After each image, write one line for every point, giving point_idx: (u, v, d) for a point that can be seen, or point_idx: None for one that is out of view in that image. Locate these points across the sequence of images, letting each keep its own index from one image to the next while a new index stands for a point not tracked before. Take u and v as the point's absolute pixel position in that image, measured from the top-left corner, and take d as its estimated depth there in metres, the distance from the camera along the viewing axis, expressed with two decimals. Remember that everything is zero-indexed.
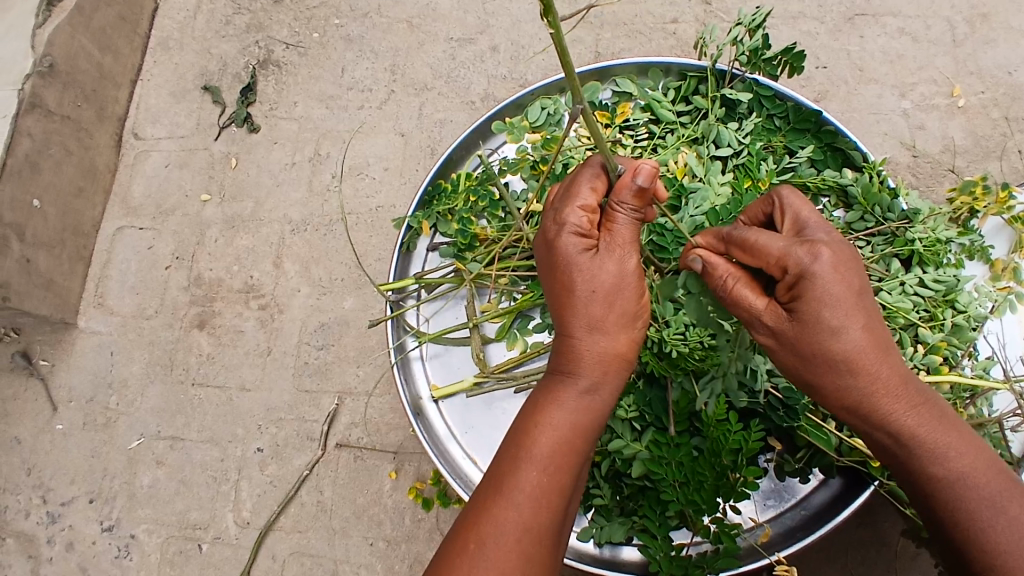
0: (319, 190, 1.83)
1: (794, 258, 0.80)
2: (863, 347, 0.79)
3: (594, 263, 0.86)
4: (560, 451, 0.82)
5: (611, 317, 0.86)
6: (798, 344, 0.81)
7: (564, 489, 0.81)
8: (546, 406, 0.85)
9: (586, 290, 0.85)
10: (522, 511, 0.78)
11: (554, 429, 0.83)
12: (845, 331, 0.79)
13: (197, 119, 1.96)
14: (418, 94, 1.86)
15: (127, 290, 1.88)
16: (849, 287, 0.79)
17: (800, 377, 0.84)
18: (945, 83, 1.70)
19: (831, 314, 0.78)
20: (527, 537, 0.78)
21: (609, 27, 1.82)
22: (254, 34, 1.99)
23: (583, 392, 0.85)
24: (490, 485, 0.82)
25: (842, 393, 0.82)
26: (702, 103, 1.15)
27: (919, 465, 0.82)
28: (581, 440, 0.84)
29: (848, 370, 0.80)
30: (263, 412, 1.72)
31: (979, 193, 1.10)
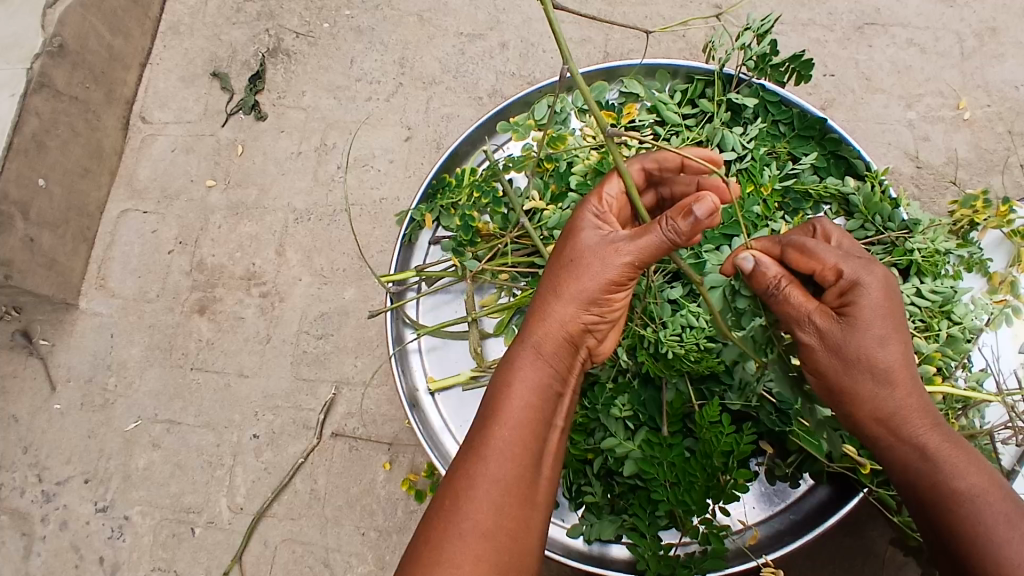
0: (323, 180, 1.84)
1: (849, 267, 0.86)
2: (898, 359, 0.84)
3: (593, 242, 0.89)
4: (527, 410, 0.82)
5: (584, 293, 0.87)
6: (840, 343, 0.85)
7: (532, 442, 0.81)
8: (509, 369, 0.85)
9: (573, 259, 0.89)
10: (492, 465, 0.78)
11: (517, 390, 0.83)
12: (888, 340, 0.84)
13: (205, 105, 1.97)
14: (426, 88, 1.86)
15: (129, 273, 1.89)
16: (893, 306, 0.86)
17: (836, 380, 0.87)
18: (952, 96, 1.70)
19: (877, 321, 0.84)
20: (498, 491, 0.78)
21: (619, 28, 1.83)
22: (264, 22, 2.00)
23: (539, 353, 0.86)
24: (462, 451, 0.82)
25: (879, 396, 0.85)
26: (708, 106, 1.16)
27: (939, 480, 0.82)
28: (545, 403, 0.84)
29: (887, 373, 0.84)
30: (260, 399, 1.73)
31: (979, 207, 1.11)
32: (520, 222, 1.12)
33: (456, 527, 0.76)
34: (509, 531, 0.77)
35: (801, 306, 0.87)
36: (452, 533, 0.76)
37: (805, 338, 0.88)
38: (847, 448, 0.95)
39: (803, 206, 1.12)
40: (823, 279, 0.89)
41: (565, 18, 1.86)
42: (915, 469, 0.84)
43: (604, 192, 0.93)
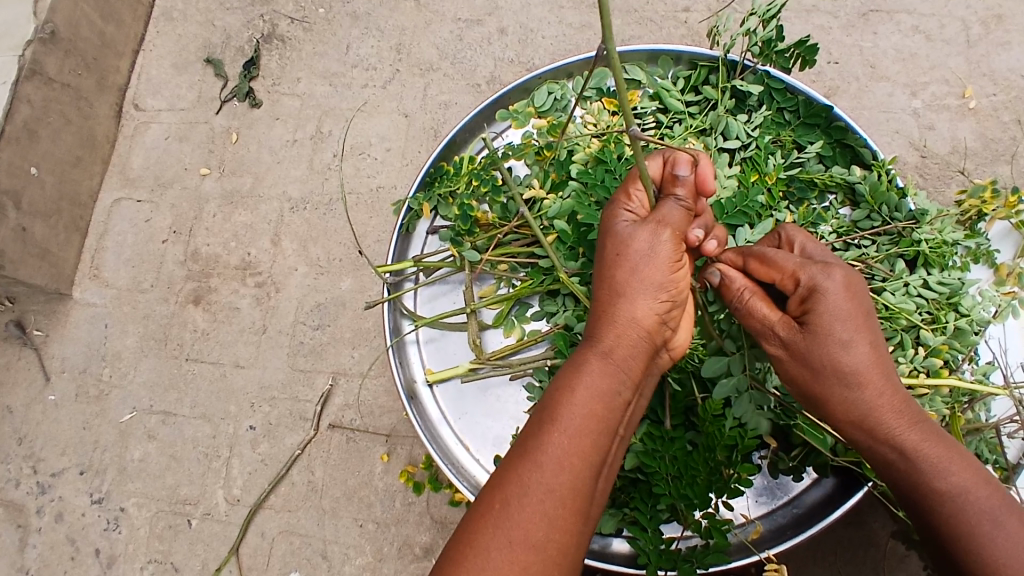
0: (320, 168, 1.81)
1: (806, 272, 0.86)
2: (870, 362, 0.83)
3: (637, 228, 0.84)
4: (587, 417, 0.76)
5: (649, 283, 0.83)
6: (806, 354, 0.86)
7: (590, 453, 0.75)
8: (573, 373, 0.80)
9: (623, 254, 0.84)
10: (547, 473, 0.72)
11: (578, 393, 0.78)
12: (851, 346, 0.83)
13: (199, 92, 1.94)
14: (423, 74, 1.83)
15: (123, 263, 1.86)
16: (858, 309, 0.84)
17: (810, 392, 0.87)
18: (957, 84, 1.68)
19: (841, 327, 0.83)
20: (552, 501, 0.72)
21: (619, 14, 1.80)
22: (258, 7, 1.96)
23: (603, 357, 0.81)
24: (510, 455, 0.76)
25: (849, 404, 0.84)
26: (711, 93, 1.13)
27: (918, 482, 0.81)
28: (606, 411, 0.78)
29: (855, 382, 0.83)
30: (256, 390, 1.71)
31: (987, 197, 1.10)
32: (519, 212, 1.10)
33: (503, 534, 0.70)
34: (560, 547, 0.71)
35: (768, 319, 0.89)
36: (498, 541, 0.70)
37: (773, 350, 0.89)
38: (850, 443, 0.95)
39: (808, 195, 1.11)
40: (786, 286, 0.89)
41: (565, 4, 1.82)
42: (895, 473, 0.83)
43: (632, 187, 0.88)
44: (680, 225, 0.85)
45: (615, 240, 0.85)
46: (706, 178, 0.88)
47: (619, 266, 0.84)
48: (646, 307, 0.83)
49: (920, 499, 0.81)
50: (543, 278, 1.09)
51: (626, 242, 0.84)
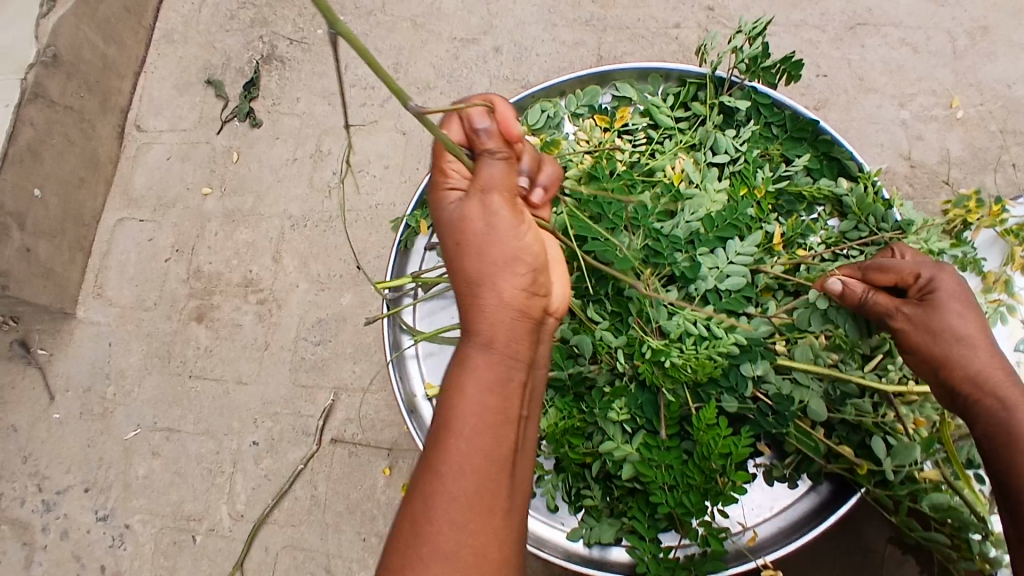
0: (320, 186, 1.84)
1: (926, 268, 0.95)
2: (976, 333, 0.92)
3: (466, 204, 0.82)
4: (470, 412, 0.74)
5: (500, 257, 0.80)
6: (926, 325, 0.92)
7: (487, 447, 0.73)
8: (454, 372, 0.77)
9: (460, 232, 0.82)
10: (451, 483, 0.71)
11: (459, 393, 0.75)
12: (958, 326, 0.91)
13: (200, 112, 1.97)
14: (420, 93, 1.86)
15: (126, 281, 1.89)
16: (966, 297, 0.94)
17: (926, 361, 0.92)
18: (944, 95, 1.71)
19: (955, 304, 0.92)
20: (454, 509, 0.70)
21: (612, 31, 1.83)
22: (258, 29, 2.00)
23: (480, 344, 0.78)
24: (418, 473, 0.75)
25: (966, 363, 0.90)
26: (700, 109, 1.16)
27: (1012, 439, 0.85)
28: (495, 397, 0.76)
29: (970, 345, 0.91)
30: (259, 406, 1.73)
31: (972, 207, 1.12)
32: None
33: (419, 556, 0.69)
34: (475, 551, 0.70)
35: (888, 301, 0.94)
36: (415, 565, 0.69)
37: (895, 325, 0.94)
38: (841, 448, 0.96)
39: (797, 207, 1.13)
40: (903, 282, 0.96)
41: (558, 22, 1.86)
42: (988, 435, 0.88)
43: (444, 162, 0.85)
44: (500, 184, 0.82)
45: (457, 221, 0.83)
46: (509, 122, 0.86)
47: (471, 248, 0.81)
48: (510, 279, 0.80)
49: (1015, 454, 0.85)
50: None
51: (464, 223, 0.82)
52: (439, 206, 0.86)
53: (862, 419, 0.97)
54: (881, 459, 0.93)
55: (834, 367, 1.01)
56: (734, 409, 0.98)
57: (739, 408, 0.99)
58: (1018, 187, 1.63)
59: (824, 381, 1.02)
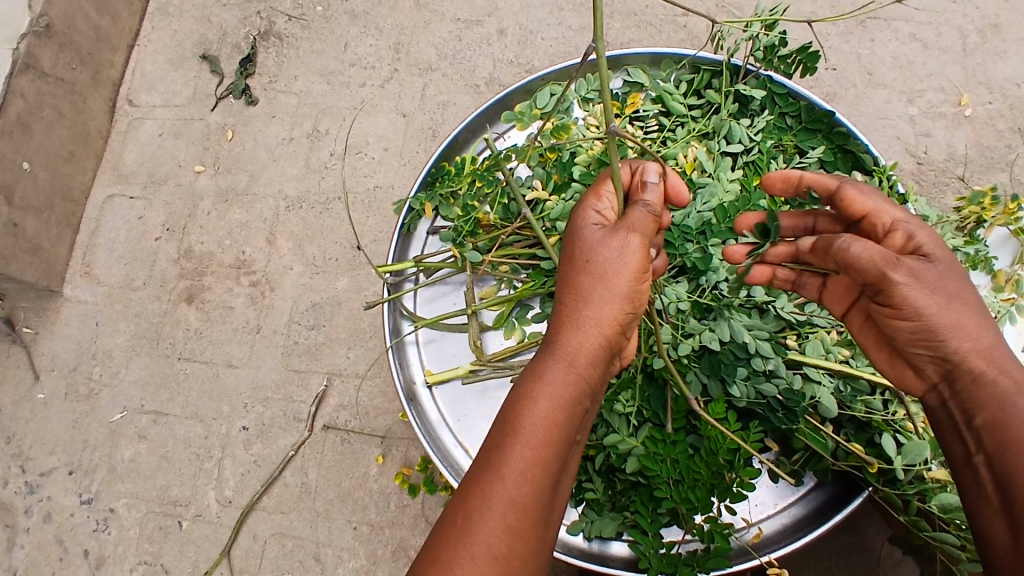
0: (316, 167, 1.80)
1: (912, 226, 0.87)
2: (972, 304, 0.83)
3: (608, 237, 0.85)
4: (545, 426, 0.77)
5: (614, 293, 0.83)
6: (928, 282, 0.81)
7: (549, 461, 0.76)
8: (536, 381, 0.80)
9: (586, 257, 0.85)
10: (509, 486, 0.73)
11: (539, 405, 0.78)
12: (958, 294, 0.82)
13: (194, 88, 1.92)
14: (421, 74, 1.82)
15: (115, 260, 1.84)
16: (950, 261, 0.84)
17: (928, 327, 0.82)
18: (953, 92, 1.69)
19: (949, 267, 0.83)
20: (512, 513, 0.73)
21: (619, 17, 1.80)
22: (256, 4, 1.95)
23: (564, 364, 0.80)
24: (477, 469, 0.77)
25: (966, 335, 0.81)
26: (715, 97, 1.13)
27: (1012, 426, 0.76)
28: (567, 417, 0.79)
29: (972, 313, 0.82)
30: (249, 390, 1.69)
31: (987, 203, 1.10)
32: (522, 213, 1.10)
33: (465, 548, 0.71)
34: (520, 555, 0.73)
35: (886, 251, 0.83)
36: (461, 555, 0.71)
37: (897, 279, 0.81)
38: (852, 447, 0.94)
39: None
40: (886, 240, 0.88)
41: (564, 6, 1.82)
42: (988, 418, 0.78)
43: (601, 188, 0.90)
44: (646, 234, 0.86)
45: (583, 244, 0.86)
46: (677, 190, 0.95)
47: (584, 271, 0.84)
48: (612, 313, 0.83)
49: (1009, 443, 0.75)
50: (545, 280, 1.10)
51: (595, 249, 0.85)
52: (578, 224, 0.88)
53: (873, 416, 0.95)
54: (892, 457, 0.91)
55: (846, 363, 1.00)
56: (745, 404, 0.96)
57: (749, 402, 0.97)
58: None
59: (835, 378, 0.99)
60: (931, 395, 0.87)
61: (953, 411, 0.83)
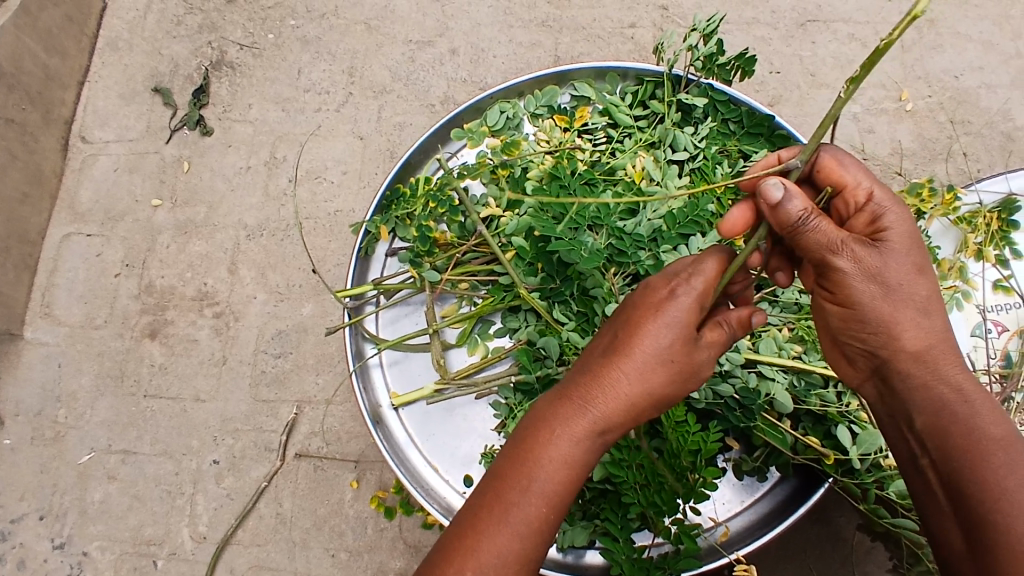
0: (275, 195, 1.79)
1: (879, 196, 0.84)
2: (928, 296, 0.83)
3: (682, 326, 0.82)
4: (560, 488, 0.78)
5: (662, 385, 0.82)
6: (875, 271, 0.81)
7: (556, 522, 0.79)
8: (563, 444, 0.79)
9: (656, 340, 0.81)
10: (517, 542, 0.76)
11: (564, 471, 0.78)
12: (909, 286, 0.82)
13: (148, 122, 1.91)
14: (376, 96, 1.83)
15: (75, 299, 1.81)
16: (918, 250, 0.83)
17: (873, 316, 0.83)
18: (894, 88, 1.75)
19: (908, 256, 0.82)
20: (516, 567, 0.76)
21: (568, 31, 1.83)
22: (206, 34, 1.94)
23: (597, 436, 0.80)
24: (489, 503, 0.79)
25: (921, 336, 0.83)
26: (659, 107, 1.16)
27: (957, 432, 0.79)
28: (581, 481, 0.81)
29: (928, 309, 0.83)
30: (218, 423, 1.67)
31: (925, 194, 1.13)
32: (478, 230, 1.12)
33: None
34: None
35: (832, 233, 0.81)
36: None
37: (839, 265, 0.82)
38: (809, 440, 0.97)
39: None
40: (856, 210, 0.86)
41: (513, 23, 1.85)
42: (927, 422, 0.82)
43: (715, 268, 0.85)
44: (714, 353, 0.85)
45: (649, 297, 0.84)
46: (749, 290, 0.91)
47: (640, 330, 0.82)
48: (652, 403, 0.83)
49: (954, 448, 0.78)
50: (504, 295, 1.11)
51: (669, 341, 0.81)
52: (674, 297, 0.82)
53: (828, 409, 0.96)
54: (847, 447, 0.93)
55: (798, 359, 1.02)
56: (704, 405, 0.98)
57: (708, 404, 0.99)
58: (966, 176, 1.68)
59: (788, 374, 1.02)
60: (868, 386, 0.90)
61: (893, 411, 0.87)
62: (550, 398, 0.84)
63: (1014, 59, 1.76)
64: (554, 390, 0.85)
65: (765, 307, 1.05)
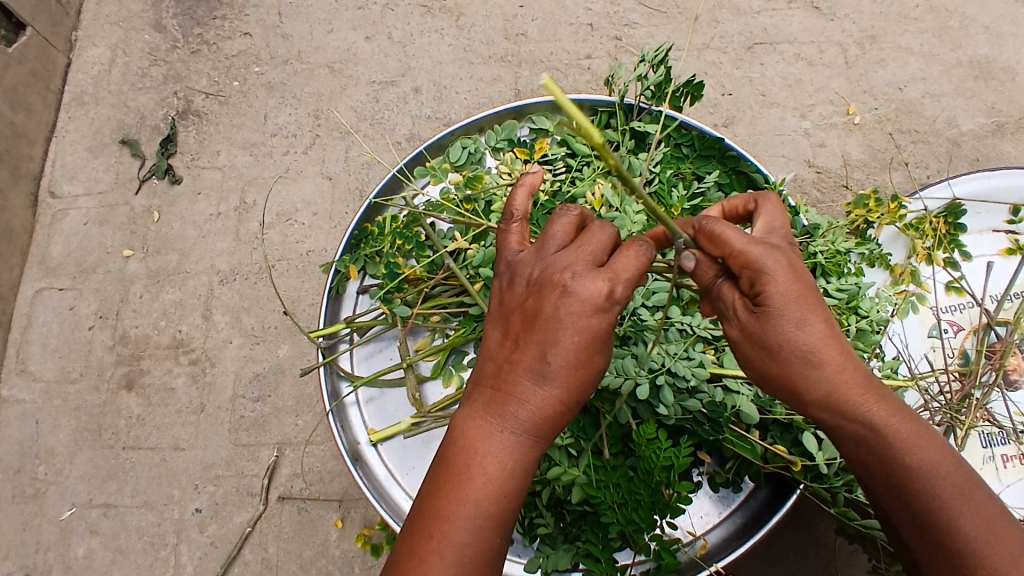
0: (246, 239, 1.81)
1: (755, 252, 0.81)
2: (825, 339, 0.81)
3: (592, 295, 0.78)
4: (499, 482, 0.77)
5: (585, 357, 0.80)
6: (762, 338, 0.82)
7: (504, 512, 0.78)
8: (490, 437, 0.78)
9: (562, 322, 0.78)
10: (464, 530, 0.76)
11: (495, 463, 0.77)
12: (814, 339, 0.81)
13: (116, 173, 1.92)
14: (343, 137, 1.87)
15: (49, 354, 1.80)
16: (807, 294, 0.81)
17: (772, 375, 0.84)
18: (841, 102, 1.83)
19: (792, 310, 0.80)
20: (464, 565, 0.75)
21: (527, 65, 1.89)
22: (172, 84, 1.97)
23: (520, 426, 0.78)
24: (434, 500, 0.78)
25: (819, 384, 0.82)
26: (614, 136, 1.22)
27: (877, 462, 0.83)
28: (519, 474, 0.79)
29: (816, 361, 0.81)
30: (198, 471, 1.66)
31: (872, 205, 1.18)
32: (445, 264, 1.15)
33: None
34: None
35: (732, 297, 0.85)
36: None
37: (732, 335, 0.86)
38: (777, 449, 0.99)
39: None
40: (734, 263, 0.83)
41: (473, 59, 1.90)
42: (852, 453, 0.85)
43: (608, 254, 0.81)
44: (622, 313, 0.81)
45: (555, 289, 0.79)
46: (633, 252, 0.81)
47: (547, 337, 0.78)
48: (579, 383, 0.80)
49: (881, 475, 0.83)
50: (474, 325, 1.13)
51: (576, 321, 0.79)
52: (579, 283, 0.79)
53: (792, 418, 1.00)
54: (814, 454, 0.96)
55: None
56: (673, 421, 1.01)
57: (677, 420, 1.02)
58: (915, 184, 1.75)
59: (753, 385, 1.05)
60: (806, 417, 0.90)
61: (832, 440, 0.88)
62: (467, 410, 0.82)
63: (954, 68, 1.84)
64: (468, 401, 0.83)
65: None
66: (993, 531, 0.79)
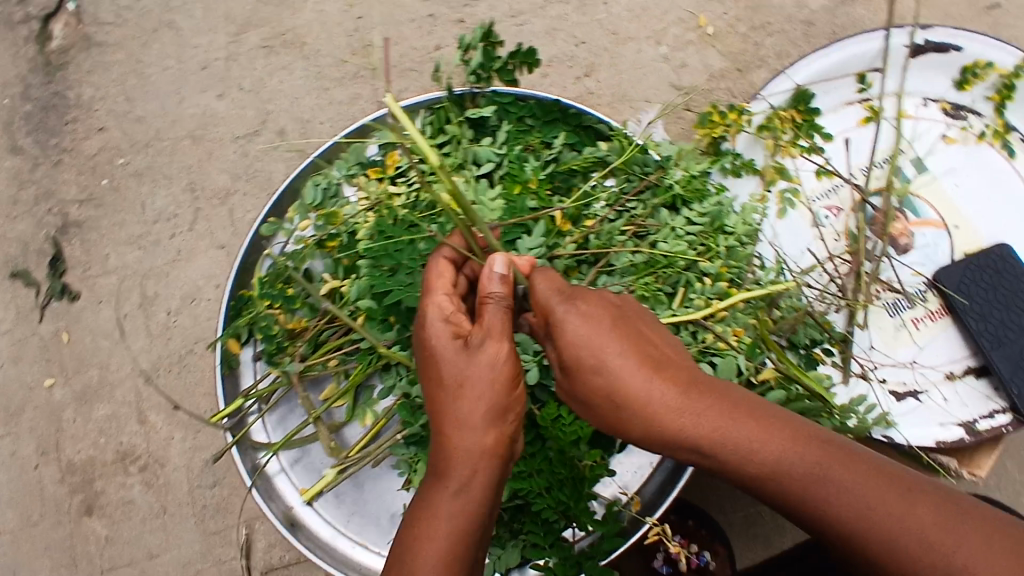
0: (157, 331, 1.78)
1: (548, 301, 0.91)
2: (628, 375, 0.86)
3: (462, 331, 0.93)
4: (453, 533, 0.84)
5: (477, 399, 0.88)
6: (581, 386, 0.89)
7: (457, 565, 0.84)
8: (436, 496, 0.86)
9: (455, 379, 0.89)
10: None
11: (446, 517, 0.85)
12: (620, 370, 0.86)
13: (16, 308, 1.86)
14: (223, 202, 1.83)
15: (4, 505, 1.77)
16: (604, 330, 0.88)
17: (603, 418, 0.89)
18: (691, 17, 1.75)
19: (590, 353, 0.87)
20: None
21: (382, 74, 1.84)
22: (43, 203, 1.90)
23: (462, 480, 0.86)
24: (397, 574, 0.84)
25: (641, 423, 0.85)
26: (453, 130, 1.18)
27: (731, 475, 0.83)
28: (470, 524, 0.85)
29: (626, 400, 0.85)
30: (179, 570, 1.69)
31: (715, 119, 1.18)
32: (324, 307, 1.14)
33: None
34: None
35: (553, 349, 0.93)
36: None
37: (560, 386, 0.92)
38: None
39: (573, 182, 1.20)
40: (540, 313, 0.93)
41: (329, 84, 1.84)
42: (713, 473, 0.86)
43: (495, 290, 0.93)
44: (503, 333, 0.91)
45: (430, 360, 0.92)
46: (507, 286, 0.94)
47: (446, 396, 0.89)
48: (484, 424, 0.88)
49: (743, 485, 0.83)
50: (370, 358, 1.14)
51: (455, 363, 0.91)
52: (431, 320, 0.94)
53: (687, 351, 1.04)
54: None
55: None
56: None
57: None
58: None
59: None
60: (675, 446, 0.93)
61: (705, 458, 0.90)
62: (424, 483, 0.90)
63: None
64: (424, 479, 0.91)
65: (604, 279, 1.11)
66: (871, 492, 0.76)
